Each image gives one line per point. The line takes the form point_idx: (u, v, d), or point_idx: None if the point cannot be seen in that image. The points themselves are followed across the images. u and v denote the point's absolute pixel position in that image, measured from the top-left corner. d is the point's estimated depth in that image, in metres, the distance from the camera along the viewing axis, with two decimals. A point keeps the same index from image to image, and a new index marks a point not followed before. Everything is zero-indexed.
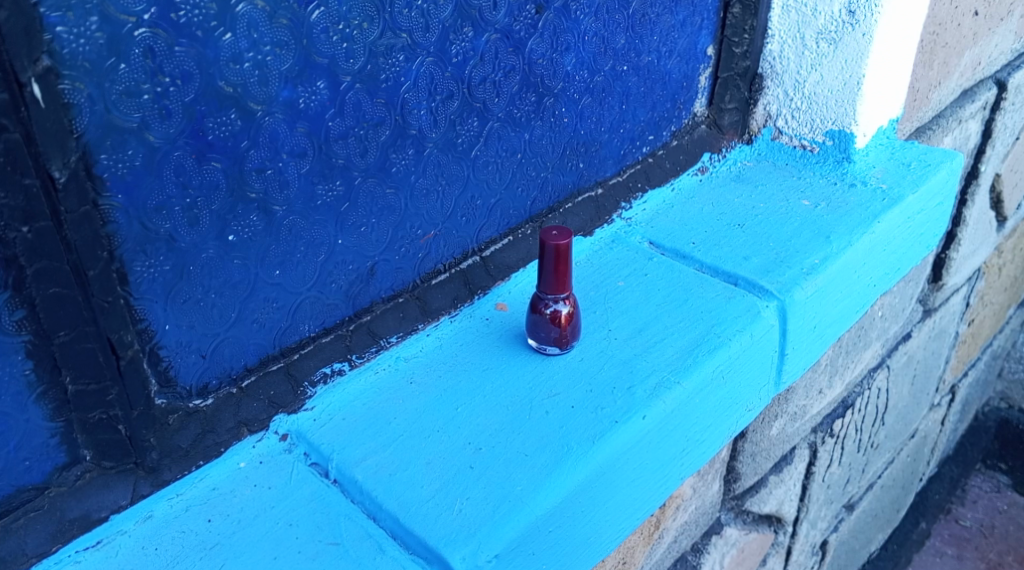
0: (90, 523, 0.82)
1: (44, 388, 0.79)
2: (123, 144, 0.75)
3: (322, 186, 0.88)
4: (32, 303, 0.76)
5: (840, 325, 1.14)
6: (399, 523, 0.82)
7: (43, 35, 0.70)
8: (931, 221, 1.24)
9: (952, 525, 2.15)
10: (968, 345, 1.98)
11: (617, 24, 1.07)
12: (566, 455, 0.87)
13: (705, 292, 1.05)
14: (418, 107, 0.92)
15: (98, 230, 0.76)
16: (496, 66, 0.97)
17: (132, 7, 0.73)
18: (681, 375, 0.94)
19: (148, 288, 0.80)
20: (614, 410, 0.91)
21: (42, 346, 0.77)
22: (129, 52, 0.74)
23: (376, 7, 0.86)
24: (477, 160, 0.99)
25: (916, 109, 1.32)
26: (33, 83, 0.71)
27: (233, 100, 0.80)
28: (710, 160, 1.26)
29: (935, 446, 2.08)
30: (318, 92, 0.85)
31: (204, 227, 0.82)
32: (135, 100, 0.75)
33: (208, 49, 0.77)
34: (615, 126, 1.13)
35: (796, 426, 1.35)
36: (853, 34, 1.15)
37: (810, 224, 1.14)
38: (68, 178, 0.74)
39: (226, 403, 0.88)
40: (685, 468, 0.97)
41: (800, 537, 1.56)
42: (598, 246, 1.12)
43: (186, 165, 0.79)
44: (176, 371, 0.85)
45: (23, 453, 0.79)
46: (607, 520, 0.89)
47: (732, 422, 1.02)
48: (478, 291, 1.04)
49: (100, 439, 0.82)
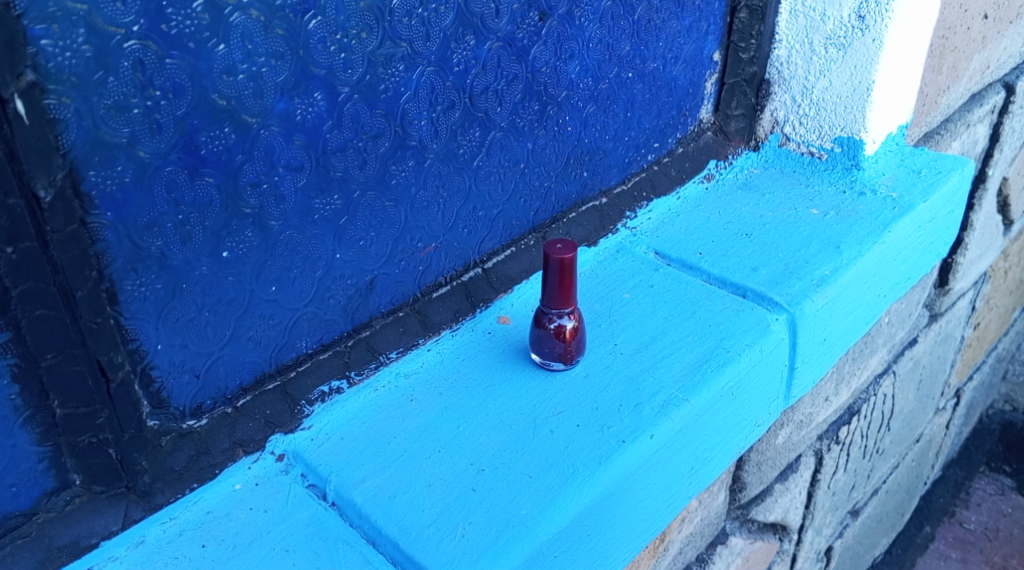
0: (79, 550, 0.79)
1: (31, 412, 0.76)
2: (112, 160, 0.73)
3: (319, 200, 0.85)
4: (18, 325, 0.73)
5: (850, 337, 1.11)
6: (400, 549, 0.80)
7: (26, 49, 0.67)
8: (942, 229, 1.22)
9: (955, 528, 2.10)
10: (973, 348, 1.95)
11: (623, 30, 1.04)
12: (571, 477, 0.84)
13: (714, 305, 1.02)
14: (419, 118, 0.90)
15: (86, 250, 0.73)
16: (498, 74, 0.94)
17: (120, 18, 0.70)
18: (690, 393, 0.92)
19: (138, 308, 0.78)
20: (620, 429, 0.88)
21: (28, 370, 0.75)
22: (117, 65, 0.71)
23: (375, 16, 0.83)
24: (478, 171, 0.97)
25: (925, 114, 1.29)
26: (16, 99, 0.68)
27: (227, 113, 0.77)
28: (717, 167, 1.23)
29: (940, 449, 2.05)
30: (315, 104, 0.82)
31: (197, 244, 0.79)
32: (124, 115, 0.72)
33: (201, 60, 0.75)
34: (619, 134, 1.10)
35: (801, 433, 1.33)
36: (864, 39, 1.12)
37: (820, 233, 1.12)
38: (54, 197, 0.71)
39: (220, 423, 0.86)
40: (693, 487, 0.94)
41: (805, 544, 1.54)
42: (602, 257, 1.09)
43: (178, 181, 0.76)
44: (169, 392, 0.82)
45: (10, 480, 0.77)
46: (614, 543, 0.87)
47: (740, 438, 0.99)
48: (480, 304, 1.01)
49: (90, 463, 0.80)
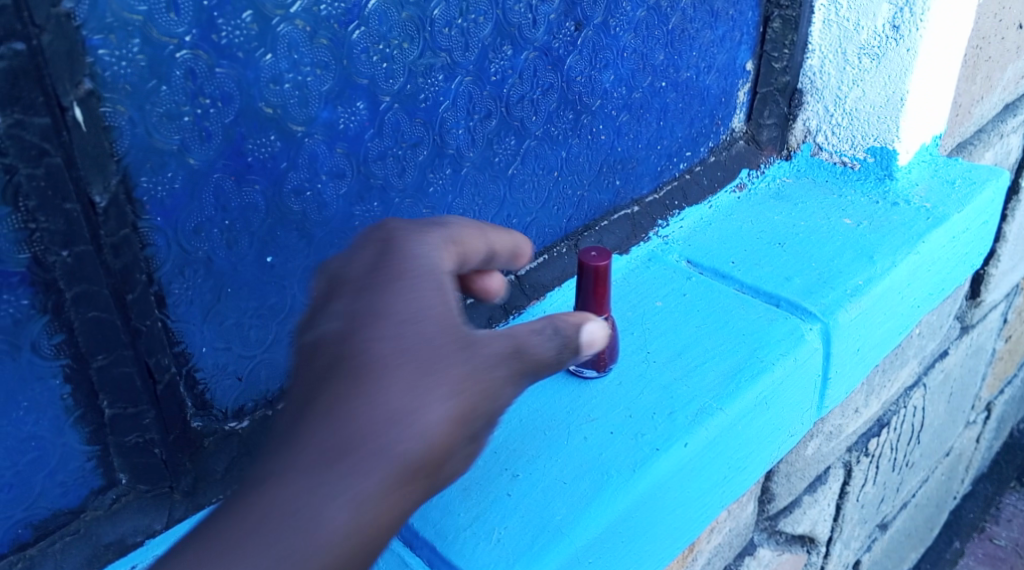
0: (125, 547, 0.82)
1: (81, 412, 0.78)
2: (163, 167, 0.75)
3: (359, 207, 0.87)
4: (71, 326, 0.75)
5: (884, 348, 1.12)
6: (436, 552, 0.81)
7: (85, 58, 0.69)
8: (977, 240, 1.22)
9: (985, 543, 2.08)
10: (1004, 361, 1.94)
11: (657, 40, 1.06)
12: (606, 484, 0.85)
13: (747, 313, 1.03)
14: (456, 127, 0.91)
15: (137, 254, 0.75)
16: (534, 84, 0.96)
17: (174, 29, 0.72)
18: (724, 401, 0.93)
19: (185, 311, 0.80)
20: (654, 437, 0.89)
21: (79, 370, 0.77)
22: (169, 74, 0.73)
23: (416, 26, 0.85)
24: (513, 179, 0.98)
25: (958, 125, 1.30)
26: (75, 107, 0.70)
27: (273, 121, 0.79)
28: (749, 176, 1.24)
29: (970, 463, 2.04)
30: (357, 113, 0.84)
31: (242, 249, 0.81)
32: (175, 123, 0.74)
33: (249, 70, 0.77)
34: (652, 143, 1.12)
35: (831, 445, 1.33)
36: (898, 49, 1.12)
37: (853, 243, 1.12)
38: (108, 202, 0.73)
39: (261, 426, 0.87)
40: (727, 496, 0.95)
41: (832, 557, 1.53)
42: (634, 265, 1.10)
43: (225, 187, 0.78)
44: (213, 395, 0.84)
45: (60, 478, 0.79)
46: (649, 550, 0.88)
47: (774, 447, 1.00)
48: (512, 311, 1.02)
49: (136, 463, 0.81)
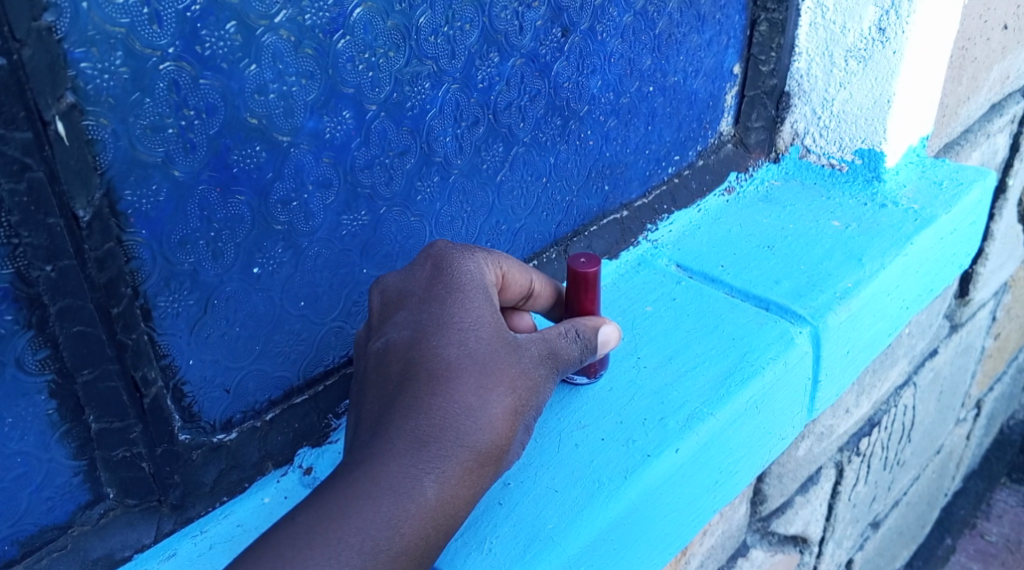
0: (113, 562, 0.81)
1: (68, 427, 0.77)
2: (147, 179, 0.74)
3: (346, 216, 0.86)
4: (56, 341, 0.74)
5: (873, 349, 1.12)
6: None
7: (67, 72, 0.69)
8: (965, 240, 1.22)
9: (976, 540, 2.09)
10: (994, 358, 1.95)
11: (644, 45, 1.05)
12: (597, 492, 0.85)
13: (737, 317, 1.03)
14: (444, 134, 0.91)
15: (121, 267, 0.75)
16: (521, 90, 0.95)
17: (157, 41, 0.72)
18: (715, 406, 0.92)
19: (171, 324, 0.79)
20: (645, 443, 0.89)
21: (65, 386, 0.76)
22: (153, 87, 0.72)
23: (402, 35, 0.84)
24: (501, 185, 0.98)
25: (944, 125, 1.30)
26: (57, 121, 0.69)
27: (258, 132, 0.78)
28: (737, 179, 1.24)
29: (961, 460, 2.04)
30: (344, 122, 0.83)
31: (228, 260, 0.80)
32: (159, 135, 0.74)
33: (233, 80, 0.76)
34: (640, 148, 1.11)
35: (822, 445, 1.33)
36: (884, 51, 1.12)
37: (841, 245, 1.12)
38: (91, 216, 0.72)
39: (249, 438, 0.87)
40: (718, 501, 0.95)
41: (825, 557, 1.53)
42: (624, 270, 1.10)
43: (211, 199, 0.78)
44: (200, 407, 0.83)
45: (46, 493, 0.78)
46: (641, 556, 0.87)
47: (765, 451, 1.00)
48: None
49: (124, 477, 0.81)
